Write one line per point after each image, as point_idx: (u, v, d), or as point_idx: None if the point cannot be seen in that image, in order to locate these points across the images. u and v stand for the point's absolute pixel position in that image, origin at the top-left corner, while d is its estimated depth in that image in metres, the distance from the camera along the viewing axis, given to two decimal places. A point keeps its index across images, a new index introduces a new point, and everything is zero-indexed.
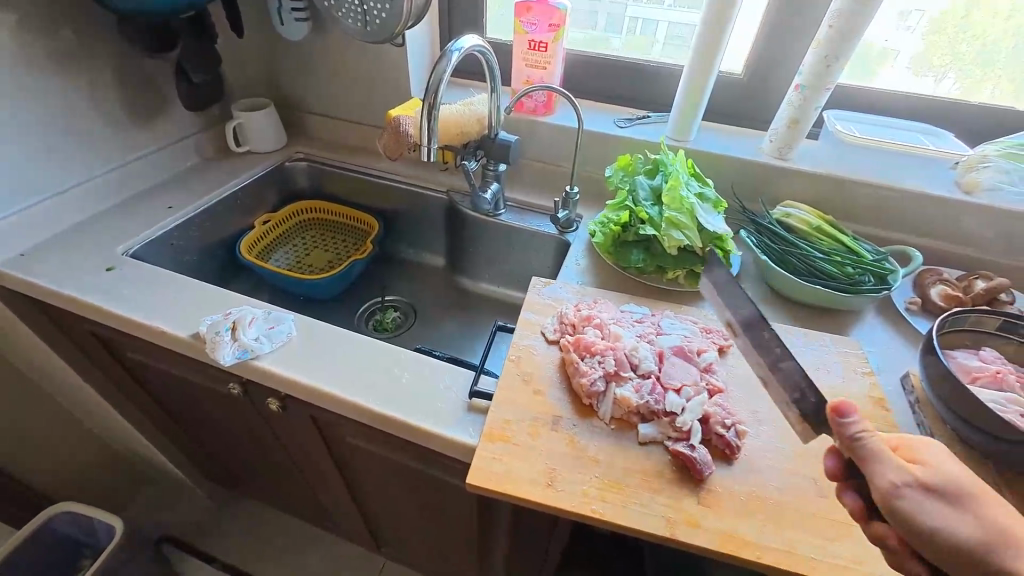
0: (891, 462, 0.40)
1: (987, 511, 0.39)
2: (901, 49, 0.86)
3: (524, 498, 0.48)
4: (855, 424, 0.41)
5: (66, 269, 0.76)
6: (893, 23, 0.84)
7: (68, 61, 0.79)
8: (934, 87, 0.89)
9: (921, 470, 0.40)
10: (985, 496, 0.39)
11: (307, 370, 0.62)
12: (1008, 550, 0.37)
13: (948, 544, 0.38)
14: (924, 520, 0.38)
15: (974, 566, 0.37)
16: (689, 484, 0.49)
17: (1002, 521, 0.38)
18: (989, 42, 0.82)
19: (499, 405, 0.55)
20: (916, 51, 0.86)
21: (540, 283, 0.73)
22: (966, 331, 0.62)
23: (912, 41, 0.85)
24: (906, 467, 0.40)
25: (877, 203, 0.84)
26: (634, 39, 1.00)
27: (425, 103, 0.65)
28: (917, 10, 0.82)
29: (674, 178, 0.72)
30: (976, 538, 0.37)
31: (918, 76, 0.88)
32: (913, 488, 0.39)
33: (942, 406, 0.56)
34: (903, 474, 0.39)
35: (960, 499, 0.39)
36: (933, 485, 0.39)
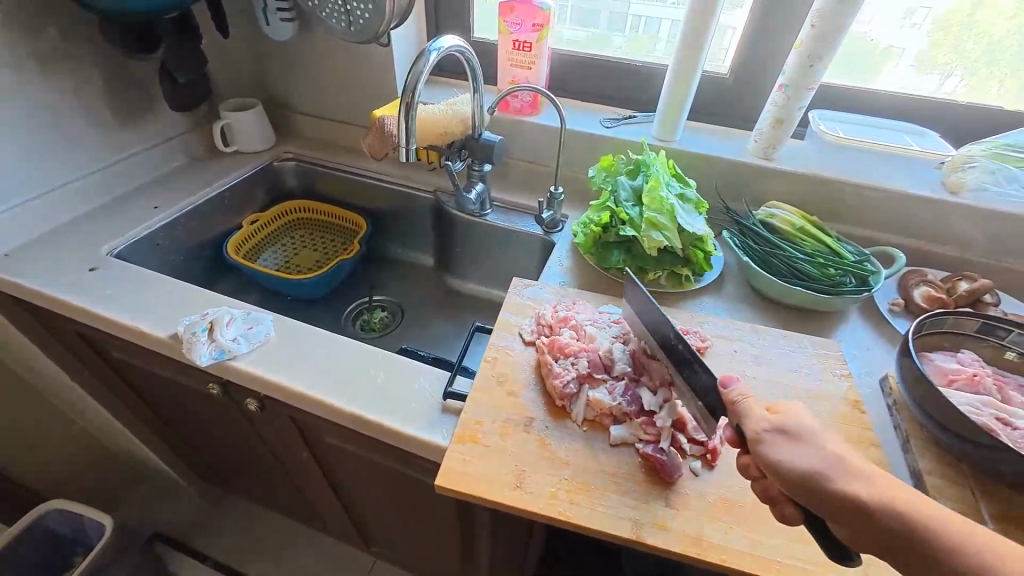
0: (754, 415, 0.41)
1: (828, 444, 0.39)
2: (906, 48, 0.85)
3: (492, 499, 0.48)
4: (735, 390, 0.44)
5: (49, 269, 0.76)
6: (896, 22, 0.83)
7: (51, 62, 0.79)
8: (938, 88, 0.87)
9: (777, 416, 0.41)
10: (831, 434, 0.40)
11: (283, 370, 0.62)
12: (834, 473, 0.37)
13: (793, 476, 0.38)
14: (775, 457, 0.39)
15: (814, 493, 0.37)
16: (658, 487, 0.49)
17: (840, 451, 0.38)
18: (993, 42, 0.80)
19: (472, 406, 0.55)
20: (921, 49, 0.84)
21: (520, 284, 0.72)
22: (945, 333, 0.61)
23: (918, 38, 0.83)
24: (767, 414, 0.41)
25: (863, 204, 0.83)
26: (636, 39, 0.99)
27: (403, 103, 0.65)
28: (924, 6, 0.80)
29: (654, 179, 0.72)
30: (813, 467, 0.38)
31: (923, 74, 0.87)
32: (770, 432, 0.40)
33: (918, 409, 0.55)
34: (762, 422, 0.41)
35: (803, 435, 0.39)
36: (787, 429, 0.40)
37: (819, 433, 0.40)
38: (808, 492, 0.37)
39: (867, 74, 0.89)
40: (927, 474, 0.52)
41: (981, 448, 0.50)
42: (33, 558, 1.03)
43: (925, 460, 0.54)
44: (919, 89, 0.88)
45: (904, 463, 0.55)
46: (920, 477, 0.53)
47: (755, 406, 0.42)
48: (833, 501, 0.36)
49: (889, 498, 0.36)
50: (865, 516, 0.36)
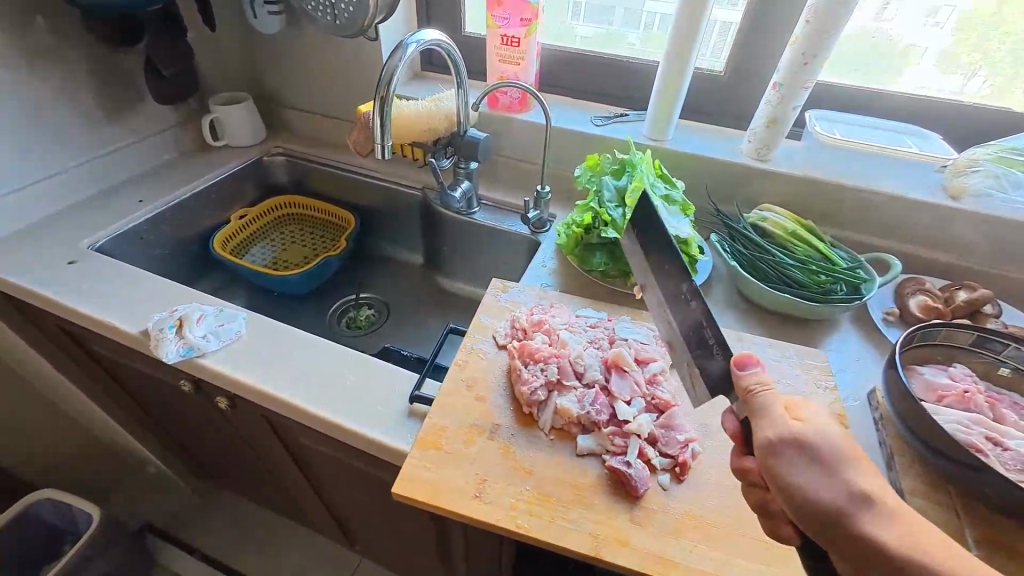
0: (775, 420, 0.39)
1: (855, 476, 0.36)
2: (929, 47, 0.81)
3: (449, 509, 0.46)
4: (752, 377, 0.41)
5: (30, 262, 0.76)
6: (921, 20, 0.79)
7: (36, 55, 0.79)
8: (962, 88, 0.83)
9: (800, 426, 0.38)
10: (858, 461, 0.37)
11: (251, 369, 0.61)
12: (863, 515, 0.35)
13: (812, 508, 0.36)
14: (789, 478, 0.37)
15: (829, 530, 0.35)
16: (622, 502, 0.47)
17: (867, 486, 0.36)
18: (1017, 41, 0.76)
19: (437, 411, 0.54)
20: (943, 49, 0.80)
21: (498, 285, 0.70)
22: (937, 346, 0.59)
23: (941, 37, 0.80)
24: (789, 422, 0.38)
25: (861, 207, 0.80)
26: (653, 36, 0.95)
27: (378, 96, 0.65)
28: (947, 5, 0.77)
29: (638, 180, 0.70)
30: (841, 503, 0.35)
31: (946, 75, 0.82)
32: (790, 447, 0.37)
33: (902, 425, 0.53)
34: (782, 432, 0.38)
35: (832, 463, 0.37)
36: (809, 443, 0.37)
37: (844, 459, 0.37)
38: (821, 529, 0.36)
39: (887, 77, 0.85)
40: (910, 494, 0.50)
41: (965, 469, 0.47)
42: (20, 548, 1.02)
43: (909, 478, 0.51)
44: (938, 88, 0.84)
45: (886, 482, 0.53)
46: (902, 497, 0.50)
47: (775, 407, 0.39)
48: (856, 544, 0.34)
49: (927, 553, 0.33)
50: (881, 560, 0.34)
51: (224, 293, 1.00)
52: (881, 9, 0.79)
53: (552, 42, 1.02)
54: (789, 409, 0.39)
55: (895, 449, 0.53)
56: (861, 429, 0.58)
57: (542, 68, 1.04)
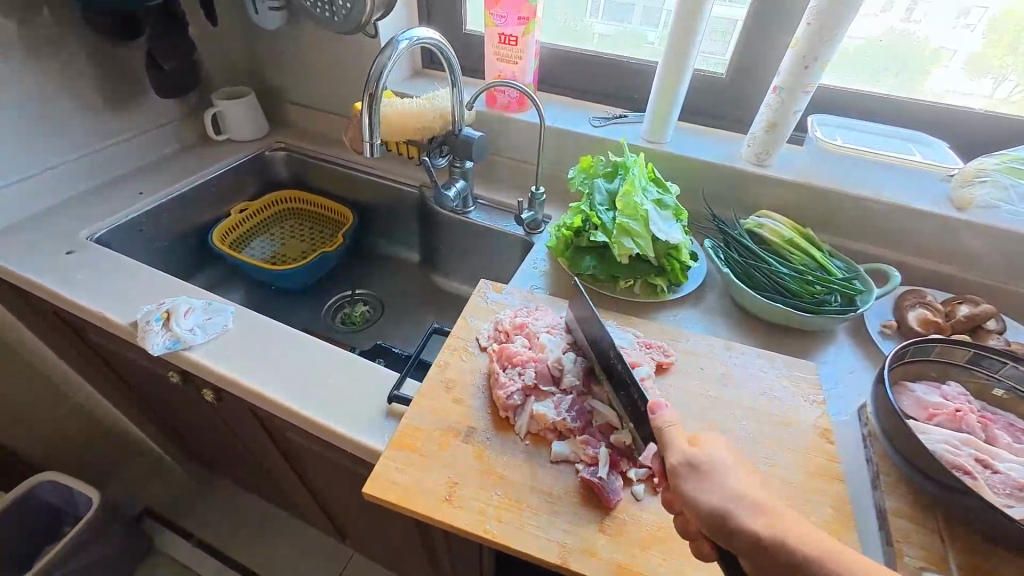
0: (673, 444, 0.41)
1: (737, 481, 0.38)
2: (958, 49, 0.78)
3: (418, 512, 0.46)
4: (662, 416, 0.43)
5: (30, 252, 0.78)
6: (951, 21, 0.76)
7: (42, 48, 0.81)
8: (991, 94, 0.79)
9: (693, 449, 0.40)
10: (743, 471, 0.39)
11: (235, 363, 0.62)
12: (740, 509, 0.36)
13: (702, 511, 0.37)
14: (687, 492, 0.38)
15: (721, 530, 0.36)
16: (593, 512, 0.47)
17: (747, 489, 0.37)
18: None
19: (413, 411, 0.54)
20: (973, 53, 0.77)
21: (487, 286, 0.70)
22: (931, 362, 0.57)
23: (971, 41, 0.77)
24: (683, 446, 0.40)
25: (863, 216, 0.78)
26: None
27: (367, 93, 0.65)
28: (980, 6, 0.74)
29: (629, 183, 0.69)
30: (722, 505, 0.36)
31: (976, 78, 0.79)
32: (682, 464, 0.39)
33: (888, 443, 0.52)
34: (678, 457, 0.40)
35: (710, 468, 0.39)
36: (698, 461, 0.39)
37: (727, 470, 0.38)
38: (717, 530, 0.36)
39: (912, 84, 0.82)
40: (893, 515, 0.48)
41: (948, 491, 0.46)
42: (22, 530, 1.04)
43: (893, 498, 0.50)
44: (965, 94, 0.80)
45: (870, 500, 0.51)
46: (884, 517, 0.49)
47: (673, 434, 0.41)
48: (736, 541, 0.35)
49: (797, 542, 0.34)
50: (764, 554, 0.34)
51: (222, 286, 1.01)
52: (909, 10, 0.77)
53: (553, 42, 1.00)
54: (692, 438, 0.41)
55: (882, 468, 0.52)
56: (848, 445, 0.56)
57: (544, 67, 1.03)
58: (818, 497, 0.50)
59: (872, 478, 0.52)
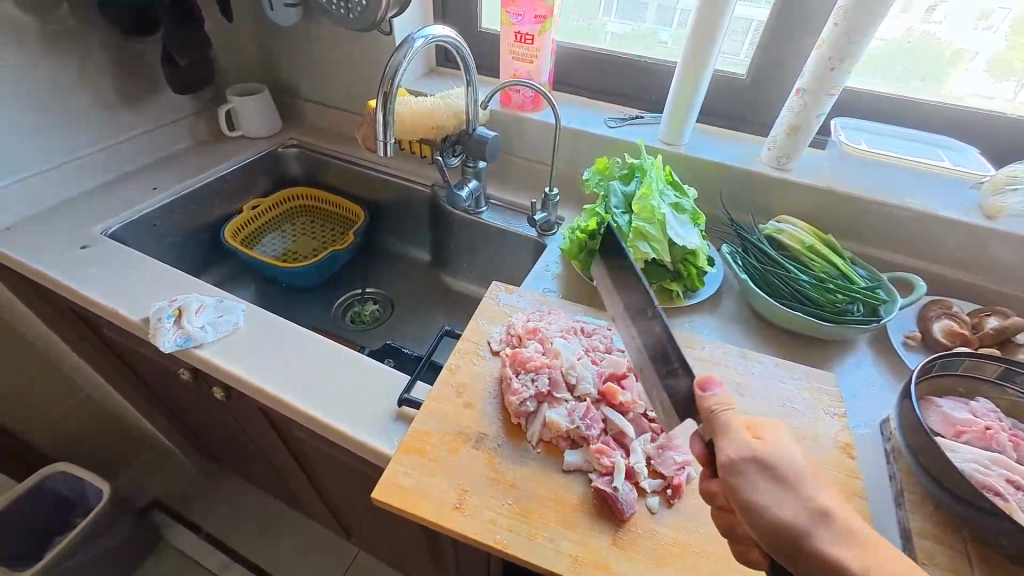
0: (736, 439, 0.38)
1: (810, 490, 0.36)
2: (979, 51, 0.75)
3: (427, 519, 0.45)
4: (714, 398, 0.40)
5: (45, 244, 0.79)
6: (972, 23, 0.74)
7: (60, 44, 0.81)
8: (1014, 98, 0.77)
9: (758, 443, 0.38)
10: (819, 479, 0.36)
11: (244, 362, 0.62)
12: (821, 531, 0.34)
13: (770, 522, 0.35)
14: (751, 497, 0.36)
15: (794, 549, 0.34)
16: (606, 524, 0.46)
17: (827, 502, 0.35)
18: None
19: (424, 415, 0.53)
20: (997, 54, 0.75)
21: (499, 288, 0.69)
22: (959, 377, 0.55)
23: (994, 42, 0.74)
24: (749, 441, 0.38)
25: (887, 223, 0.75)
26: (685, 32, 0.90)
27: (381, 92, 0.65)
28: (1004, 7, 0.71)
29: (646, 186, 0.67)
30: (796, 518, 0.35)
31: (999, 81, 0.76)
32: (749, 463, 0.37)
33: (913, 460, 0.50)
34: (742, 449, 0.37)
35: (790, 478, 0.36)
36: (768, 460, 0.37)
37: (803, 474, 0.36)
38: (781, 545, 0.35)
39: (933, 86, 0.80)
40: (917, 534, 0.47)
41: (977, 511, 0.44)
42: (34, 519, 1.05)
43: (917, 517, 0.48)
44: (990, 97, 0.78)
45: (892, 518, 0.50)
46: (908, 536, 0.47)
47: (736, 426, 0.39)
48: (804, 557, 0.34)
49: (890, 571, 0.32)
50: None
51: (233, 282, 1.02)
52: (930, 10, 0.74)
53: (569, 41, 0.99)
54: (752, 429, 0.39)
55: (906, 486, 0.50)
56: (870, 460, 0.55)
57: (559, 66, 1.02)
58: None
59: (896, 496, 0.50)
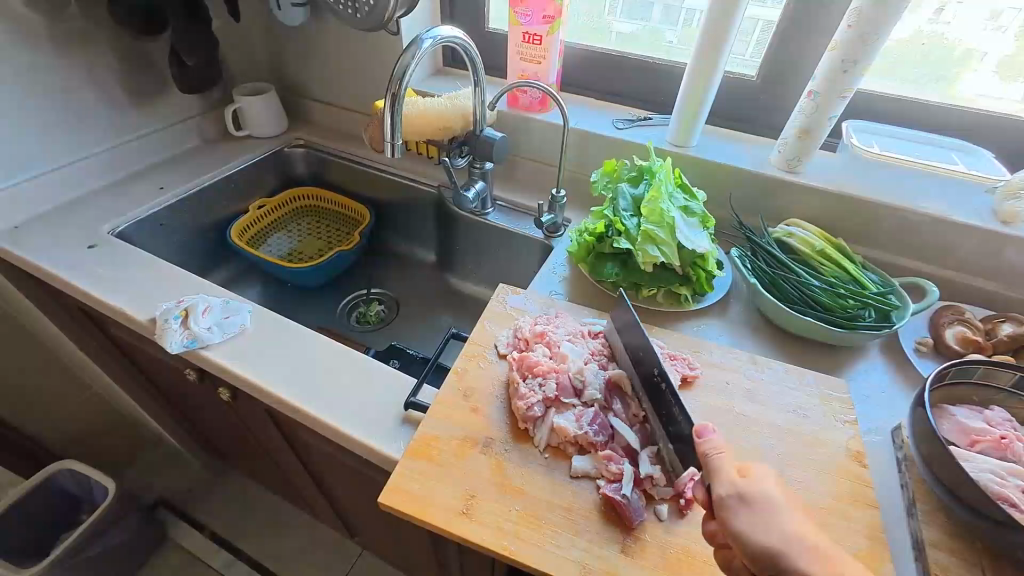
0: (725, 475, 0.40)
1: (790, 522, 0.38)
2: (988, 50, 0.74)
3: (435, 524, 0.45)
4: (708, 442, 0.42)
5: (53, 243, 0.79)
6: (982, 22, 0.73)
7: (69, 44, 0.82)
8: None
9: (743, 480, 0.40)
10: (793, 509, 0.39)
11: (251, 363, 0.62)
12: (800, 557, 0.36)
13: (754, 552, 0.37)
14: (736, 529, 0.38)
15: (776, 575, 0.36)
16: (615, 531, 0.45)
17: (801, 531, 0.37)
18: None
19: (431, 419, 0.52)
20: (1006, 54, 0.73)
21: (506, 290, 0.68)
22: (974, 385, 0.54)
23: (1003, 42, 0.73)
24: (734, 478, 0.40)
25: (899, 227, 0.75)
26: (690, 32, 0.89)
27: (389, 93, 0.64)
28: (1014, 7, 0.70)
29: (655, 189, 0.66)
30: (776, 546, 0.37)
31: (1007, 83, 0.75)
32: (733, 498, 0.39)
33: (926, 469, 0.49)
34: (727, 486, 0.39)
35: (771, 509, 0.38)
36: (750, 496, 0.39)
37: (780, 507, 0.38)
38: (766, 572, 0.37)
39: (941, 88, 0.79)
40: (931, 546, 0.46)
41: (992, 523, 0.43)
42: (44, 517, 1.06)
43: (931, 528, 0.47)
44: (1000, 98, 0.77)
45: (905, 529, 0.49)
46: (921, 547, 0.46)
47: (728, 467, 0.40)
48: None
49: None
50: None
51: (239, 282, 1.02)
52: (939, 9, 0.73)
53: (577, 41, 0.98)
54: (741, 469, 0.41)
55: (919, 495, 0.50)
56: (881, 468, 0.54)
57: (567, 66, 1.01)
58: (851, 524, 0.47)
59: (908, 505, 0.49)
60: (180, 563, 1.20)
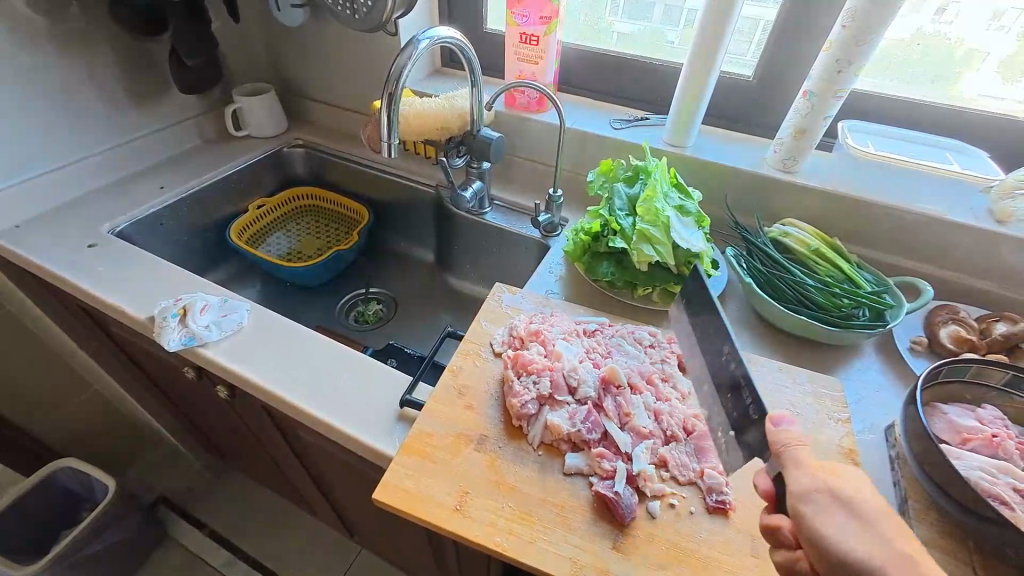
0: (809, 472, 0.39)
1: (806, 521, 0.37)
2: (991, 52, 0.74)
3: (427, 519, 0.46)
4: (786, 434, 0.40)
5: (52, 243, 0.80)
6: (984, 22, 0.73)
7: (70, 45, 0.82)
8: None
9: (834, 481, 0.39)
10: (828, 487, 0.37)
11: (248, 361, 0.62)
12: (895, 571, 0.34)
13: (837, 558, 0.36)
14: (821, 529, 0.37)
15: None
16: (607, 529, 0.46)
17: (898, 543, 0.36)
18: None
19: (426, 415, 0.53)
20: (1009, 55, 0.73)
21: (502, 288, 0.69)
22: (966, 384, 0.54)
23: (1005, 42, 0.73)
24: (825, 477, 0.39)
25: (894, 226, 0.75)
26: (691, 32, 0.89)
27: (386, 92, 0.65)
28: (1016, 7, 0.70)
29: (650, 189, 0.67)
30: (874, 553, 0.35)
31: (1009, 84, 0.75)
32: (821, 495, 0.38)
33: (918, 468, 0.50)
34: (816, 483, 0.39)
35: (867, 517, 0.37)
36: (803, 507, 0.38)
37: (872, 513, 0.37)
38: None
39: (942, 88, 0.79)
40: (922, 543, 0.46)
41: (982, 521, 0.44)
42: (44, 515, 1.06)
43: (923, 526, 0.47)
44: (997, 98, 0.77)
45: None
46: None
47: (811, 464, 0.39)
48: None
49: None
50: None
51: (239, 281, 1.02)
52: (942, 10, 0.73)
53: (574, 41, 0.99)
54: (828, 467, 0.40)
55: (911, 493, 0.50)
56: (874, 466, 0.54)
57: (565, 67, 1.02)
58: None
59: (900, 503, 0.50)
60: (179, 562, 1.20)
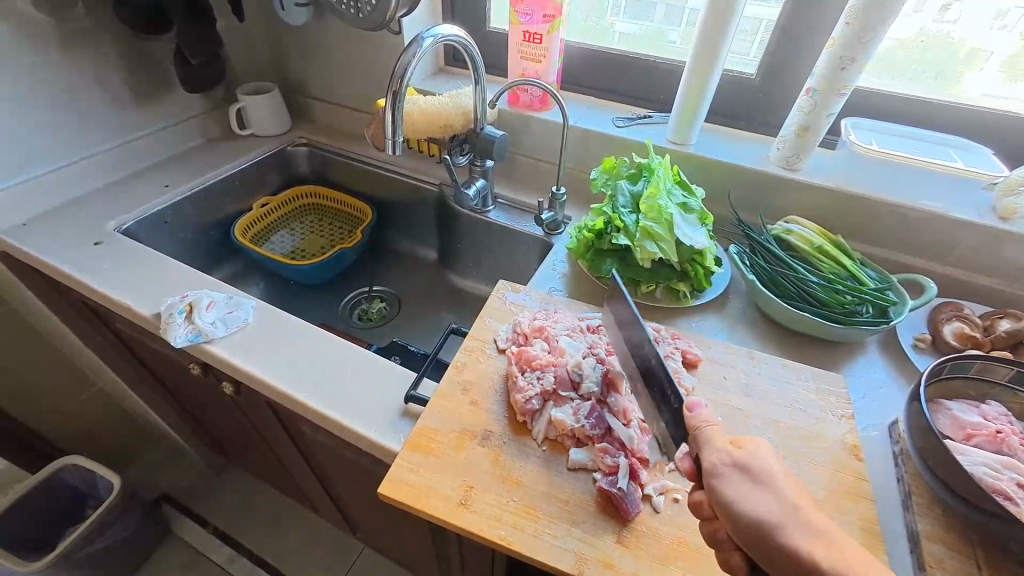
0: (717, 446, 0.40)
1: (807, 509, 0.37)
2: (995, 51, 0.74)
3: (433, 514, 0.46)
4: (702, 409, 0.41)
5: (58, 240, 0.80)
6: (987, 21, 0.73)
7: (75, 44, 0.83)
8: None
9: (740, 453, 0.40)
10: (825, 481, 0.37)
11: (252, 357, 0.63)
12: None
13: (743, 525, 0.37)
14: (726, 497, 0.38)
15: (761, 541, 0.36)
16: (611, 524, 0.46)
17: None
18: None
19: (430, 410, 0.53)
20: (1012, 54, 0.73)
21: (506, 286, 0.69)
22: (970, 380, 0.55)
23: (1008, 42, 0.73)
24: (730, 449, 0.40)
25: (897, 223, 0.75)
26: (691, 32, 0.89)
27: (391, 90, 0.65)
28: (1019, 6, 0.70)
29: (654, 186, 0.67)
30: (771, 517, 0.36)
31: (1012, 82, 0.75)
32: (728, 468, 0.39)
33: (922, 463, 0.50)
34: (723, 456, 0.39)
35: (762, 486, 0.38)
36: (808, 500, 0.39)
37: None
38: (757, 549, 0.37)
39: (945, 86, 0.79)
40: (926, 538, 0.46)
41: (986, 516, 0.44)
42: (49, 512, 1.07)
43: (926, 521, 0.48)
44: (1000, 97, 0.77)
45: (900, 522, 0.49)
46: (916, 540, 0.47)
47: (720, 438, 0.40)
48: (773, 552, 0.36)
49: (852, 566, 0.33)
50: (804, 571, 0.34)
51: (242, 279, 1.03)
52: (944, 9, 0.73)
53: (577, 40, 0.99)
54: (733, 441, 0.41)
55: (915, 488, 0.50)
56: (878, 461, 0.54)
57: (567, 66, 1.02)
58: (843, 516, 0.48)
59: (904, 498, 0.50)
60: (182, 559, 1.20)
